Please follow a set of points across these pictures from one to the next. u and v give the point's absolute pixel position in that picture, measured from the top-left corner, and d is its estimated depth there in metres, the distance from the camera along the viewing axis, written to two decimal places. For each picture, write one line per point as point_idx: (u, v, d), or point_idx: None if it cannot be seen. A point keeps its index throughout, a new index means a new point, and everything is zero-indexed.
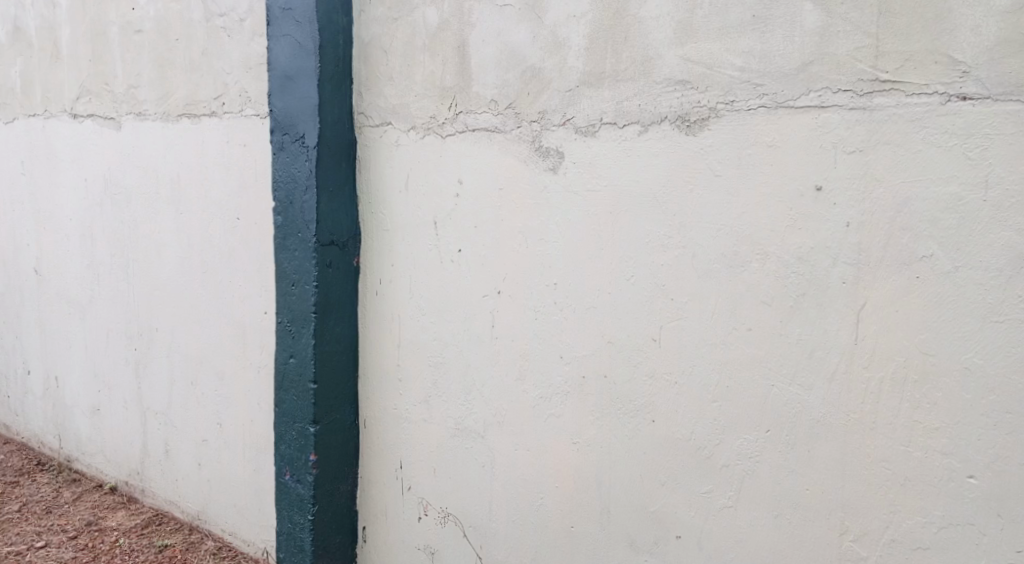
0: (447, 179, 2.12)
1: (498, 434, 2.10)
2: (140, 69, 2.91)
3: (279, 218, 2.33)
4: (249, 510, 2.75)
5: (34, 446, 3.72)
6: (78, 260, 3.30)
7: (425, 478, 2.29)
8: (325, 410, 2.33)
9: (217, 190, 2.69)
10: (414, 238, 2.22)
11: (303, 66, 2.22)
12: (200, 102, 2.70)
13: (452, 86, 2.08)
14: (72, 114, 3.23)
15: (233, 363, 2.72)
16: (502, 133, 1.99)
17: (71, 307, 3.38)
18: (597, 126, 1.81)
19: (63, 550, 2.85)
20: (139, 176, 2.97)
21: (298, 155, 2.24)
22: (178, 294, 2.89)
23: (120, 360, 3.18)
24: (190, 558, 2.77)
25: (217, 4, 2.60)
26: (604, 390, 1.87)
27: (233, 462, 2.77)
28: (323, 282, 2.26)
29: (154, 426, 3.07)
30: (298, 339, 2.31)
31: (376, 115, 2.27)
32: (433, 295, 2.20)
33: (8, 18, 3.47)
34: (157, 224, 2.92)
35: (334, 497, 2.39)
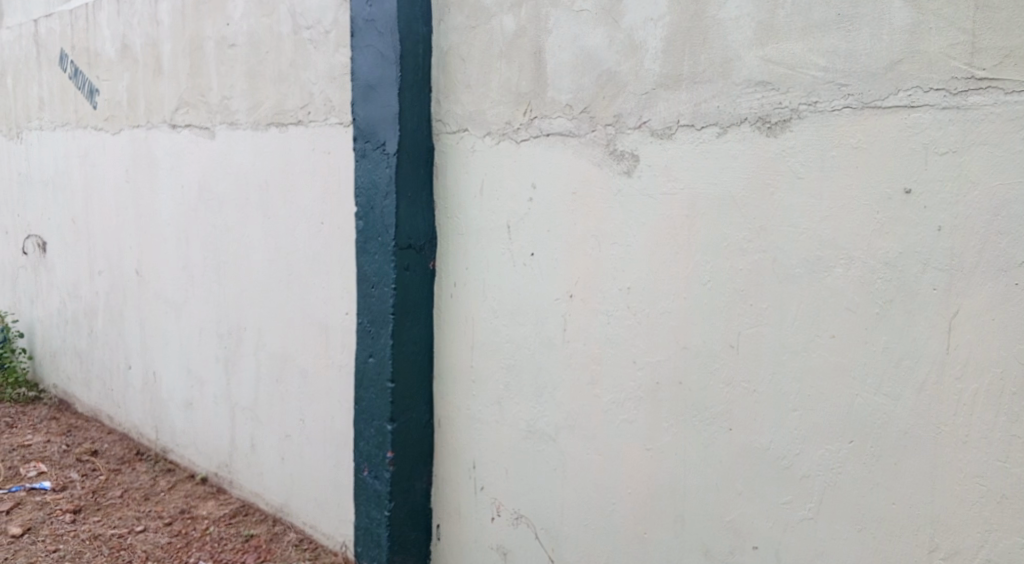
0: (521, 184, 2.15)
1: (570, 438, 2.11)
2: (233, 81, 3.06)
3: (360, 222, 2.40)
4: (329, 505, 2.84)
5: (134, 437, 3.96)
6: (174, 262, 3.50)
7: (498, 480, 2.32)
8: (402, 409, 2.39)
9: (302, 196, 2.80)
10: (488, 242, 2.26)
11: (384, 76, 2.28)
12: (288, 112, 2.82)
13: (528, 92, 2.11)
14: (171, 124, 3.43)
15: (316, 362, 2.82)
16: (577, 138, 2.00)
17: (168, 306, 3.58)
18: (674, 129, 1.79)
19: (159, 535, 3.02)
20: (230, 183, 3.13)
21: (379, 162, 2.31)
22: (265, 295, 3.02)
23: (211, 357, 3.35)
24: (274, 549, 2.88)
25: (304, 17, 2.71)
26: (679, 396, 1.85)
27: (314, 458, 2.88)
28: (401, 284, 2.32)
29: (242, 421, 3.22)
30: (377, 339, 2.38)
31: (453, 122, 2.32)
32: (507, 298, 2.23)
33: (117, 36, 3.72)
34: (247, 229, 3.07)
35: (410, 495, 2.45)
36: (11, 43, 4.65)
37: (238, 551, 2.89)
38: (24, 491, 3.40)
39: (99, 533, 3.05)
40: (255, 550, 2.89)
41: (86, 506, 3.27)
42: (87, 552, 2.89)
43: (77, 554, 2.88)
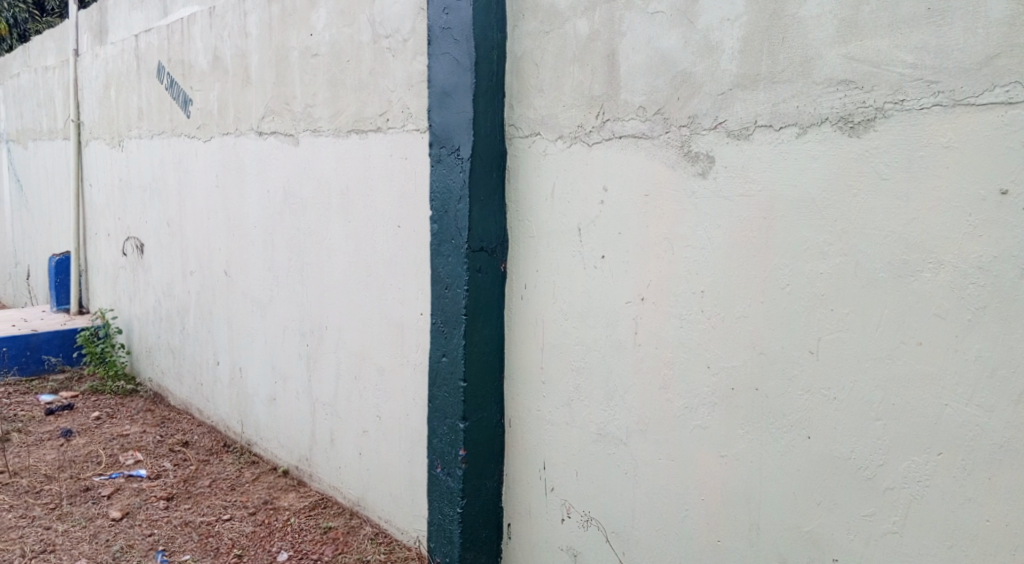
0: (593, 187, 2.15)
1: (641, 442, 2.09)
2: (315, 89, 3.18)
3: (435, 225, 2.45)
4: (403, 501, 2.91)
5: (221, 430, 4.15)
6: (260, 263, 3.66)
7: (568, 482, 2.32)
8: (474, 409, 2.42)
9: (380, 199, 2.88)
10: (559, 244, 2.27)
11: (459, 82, 2.33)
12: (367, 119, 2.91)
13: (601, 94, 2.11)
14: (258, 132, 3.59)
15: (392, 361, 2.90)
16: (650, 139, 1.99)
17: (254, 305, 3.75)
18: (751, 129, 1.76)
19: (245, 524, 3.16)
20: (313, 188, 3.25)
21: (453, 166, 2.36)
22: (344, 295, 3.12)
23: (294, 354, 3.48)
24: (351, 541, 2.97)
25: (383, 26, 2.79)
26: (754, 402, 1.81)
27: (390, 454, 2.95)
28: (473, 286, 2.36)
29: (322, 417, 3.33)
30: (450, 339, 2.42)
31: (526, 126, 2.35)
32: (579, 300, 2.23)
33: (209, 48, 3.91)
34: (328, 232, 3.18)
35: (482, 494, 2.48)
36: (114, 57, 4.96)
37: (318, 542, 2.99)
38: (123, 477, 3.62)
39: (189, 520, 3.21)
40: (333, 542, 2.98)
41: (177, 494, 3.46)
42: (179, 538, 3.05)
43: (170, 539, 3.05)
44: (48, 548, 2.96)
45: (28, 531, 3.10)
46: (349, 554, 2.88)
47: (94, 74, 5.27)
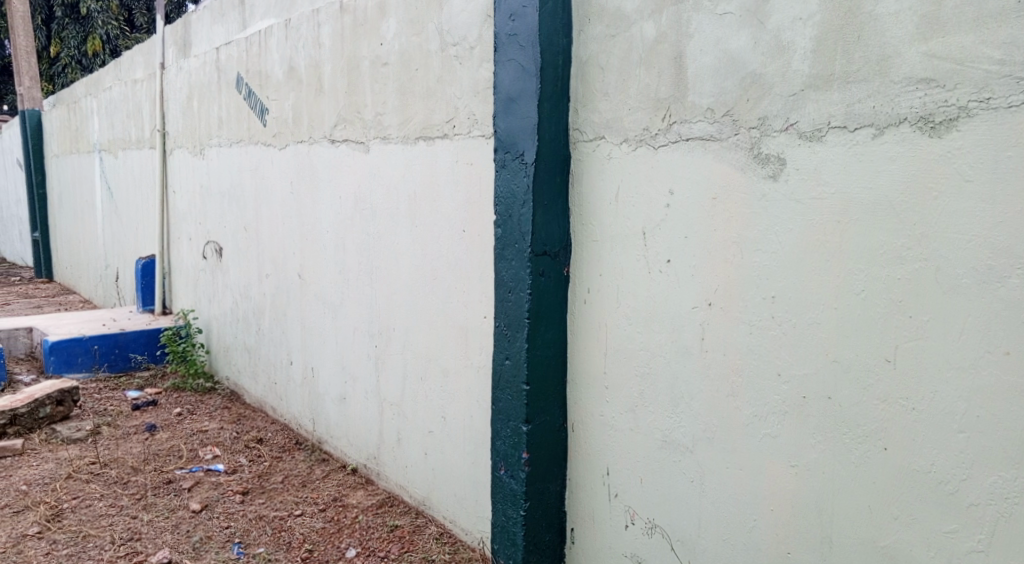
0: (659, 191, 2.14)
1: (708, 449, 2.06)
2: (385, 97, 3.26)
3: (499, 229, 2.48)
4: (467, 502, 2.94)
5: (294, 427, 4.28)
6: (332, 266, 3.76)
7: (633, 488, 2.31)
8: (537, 412, 2.43)
9: (446, 204, 2.93)
10: (624, 248, 2.26)
11: (524, 87, 2.35)
12: (434, 125, 2.96)
13: (667, 96, 2.09)
14: (330, 140, 3.70)
15: (456, 364, 2.93)
16: (718, 142, 1.96)
17: (326, 307, 3.86)
18: (825, 130, 1.71)
19: (315, 519, 3.25)
20: (382, 193, 3.33)
21: (517, 171, 2.38)
22: (411, 298, 3.18)
23: (363, 355, 3.56)
24: (416, 540, 3.02)
25: (451, 34, 2.83)
26: (827, 411, 1.76)
27: (454, 455, 2.99)
28: (536, 290, 2.37)
29: (389, 417, 3.40)
30: (513, 342, 2.44)
31: (590, 130, 2.35)
32: (643, 304, 2.21)
33: (285, 59, 4.06)
34: (396, 236, 3.25)
35: (545, 497, 2.48)
36: (197, 70, 5.19)
37: (385, 540, 3.04)
38: (202, 471, 3.78)
39: (264, 514, 3.32)
40: (399, 540, 3.03)
41: (252, 488, 3.58)
42: (254, 531, 3.16)
43: (245, 532, 3.16)
44: (134, 536, 3.12)
45: (116, 519, 3.27)
46: (414, 553, 2.92)
47: (178, 86, 5.53)
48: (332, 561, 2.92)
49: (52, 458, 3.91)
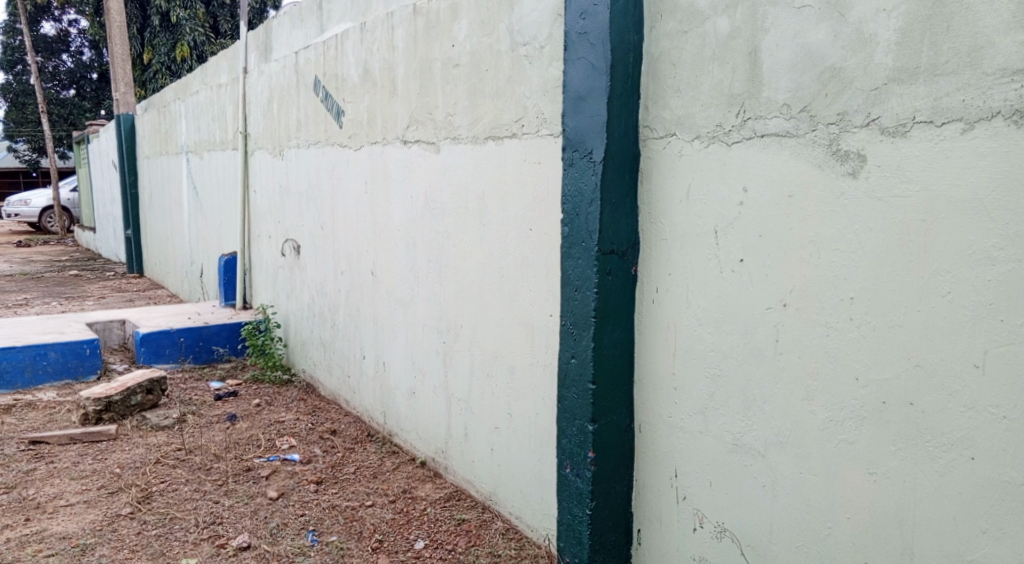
0: (731, 188, 2.10)
1: (781, 454, 2.01)
2: (456, 98, 3.30)
3: (566, 227, 2.47)
4: (533, 498, 2.95)
5: (365, 420, 4.39)
6: (403, 264, 3.84)
7: (701, 491, 2.27)
8: (603, 411, 2.42)
9: (515, 203, 2.95)
10: (694, 247, 2.23)
11: (594, 86, 2.34)
12: (504, 125, 2.98)
13: (741, 93, 2.05)
14: (403, 140, 3.77)
15: (523, 361, 2.95)
16: (795, 138, 1.91)
17: (397, 303, 3.94)
18: (909, 125, 1.65)
19: (385, 510, 3.32)
20: (452, 193, 3.37)
21: (585, 170, 2.37)
22: (479, 296, 3.22)
23: (432, 351, 3.62)
24: (483, 535, 3.05)
25: (521, 34, 2.85)
26: (908, 417, 1.69)
27: (520, 452, 3.01)
28: (603, 288, 2.36)
29: (457, 413, 3.44)
30: (579, 340, 2.43)
31: (661, 127, 2.32)
32: (714, 304, 2.18)
33: (360, 62, 4.16)
34: (465, 234, 3.29)
35: (611, 497, 2.47)
36: (277, 74, 5.38)
37: (452, 533, 3.09)
38: (279, 460, 3.91)
39: (337, 503, 3.42)
40: (466, 534, 3.07)
41: (326, 478, 3.69)
42: (327, 520, 3.26)
43: (319, 521, 3.26)
44: (216, 520, 3.26)
45: (200, 503, 3.42)
46: (481, 547, 2.96)
47: (259, 90, 5.74)
48: (401, 551, 2.98)
49: (142, 443, 4.12)
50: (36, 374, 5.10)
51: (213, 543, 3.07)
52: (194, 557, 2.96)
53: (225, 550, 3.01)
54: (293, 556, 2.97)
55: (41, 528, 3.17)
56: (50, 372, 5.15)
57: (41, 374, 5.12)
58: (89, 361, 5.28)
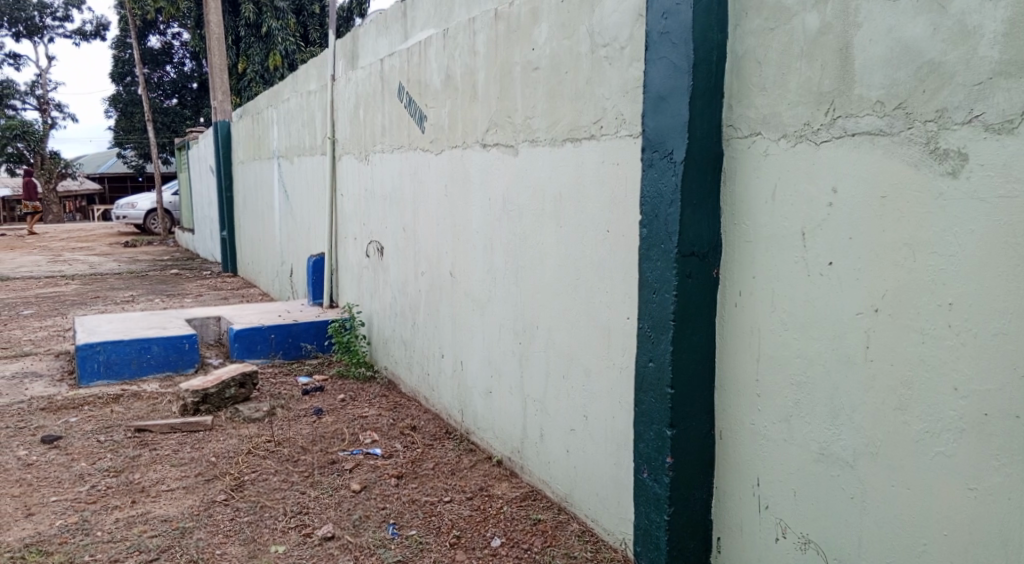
0: (820, 189, 2.03)
1: (871, 465, 1.93)
2: (535, 101, 3.32)
3: (645, 229, 2.45)
4: (610, 501, 2.94)
5: (444, 418, 4.46)
6: (481, 264, 3.89)
7: (785, 501, 2.21)
8: (682, 416, 2.38)
9: (592, 205, 2.94)
10: (780, 249, 2.17)
11: (676, 86, 2.31)
12: (582, 127, 2.98)
13: (831, 90, 1.98)
14: (482, 144, 3.82)
15: (600, 364, 2.94)
16: (888, 136, 1.83)
17: (475, 304, 3.99)
18: (1017, 121, 1.56)
19: (462, 507, 3.37)
20: (530, 195, 3.40)
21: (666, 171, 2.34)
22: (555, 298, 3.23)
23: (509, 351, 3.65)
24: (559, 536, 3.05)
25: (602, 36, 2.84)
26: (1013, 430, 1.60)
27: (597, 455, 2.99)
28: (683, 291, 2.32)
29: (533, 414, 3.46)
30: (658, 344, 2.40)
31: (745, 127, 2.28)
32: (800, 309, 2.12)
33: (442, 67, 4.24)
34: (543, 236, 3.31)
35: (690, 503, 2.43)
36: (363, 81, 5.55)
37: (529, 532, 3.11)
38: (362, 454, 4.03)
39: (416, 498, 3.49)
40: (542, 534, 3.08)
41: (406, 473, 3.77)
42: (407, 514, 3.33)
43: (399, 514, 3.33)
44: (303, 510, 3.39)
45: (288, 493, 3.57)
46: (557, 548, 2.96)
47: (346, 96, 5.93)
48: (478, 548, 3.02)
49: (235, 434, 4.33)
50: (141, 366, 5.42)
51: (300, 531, 3.20)
52: (282, 545, 3.09)
53: (311, 539, 3.13)
54: (374, 547, 3.05)
55: (145, 511, 3.37)
56: (154, 364, 5.48)
57: (146, 366, 5.45)
58: (188, 355, 5.57)
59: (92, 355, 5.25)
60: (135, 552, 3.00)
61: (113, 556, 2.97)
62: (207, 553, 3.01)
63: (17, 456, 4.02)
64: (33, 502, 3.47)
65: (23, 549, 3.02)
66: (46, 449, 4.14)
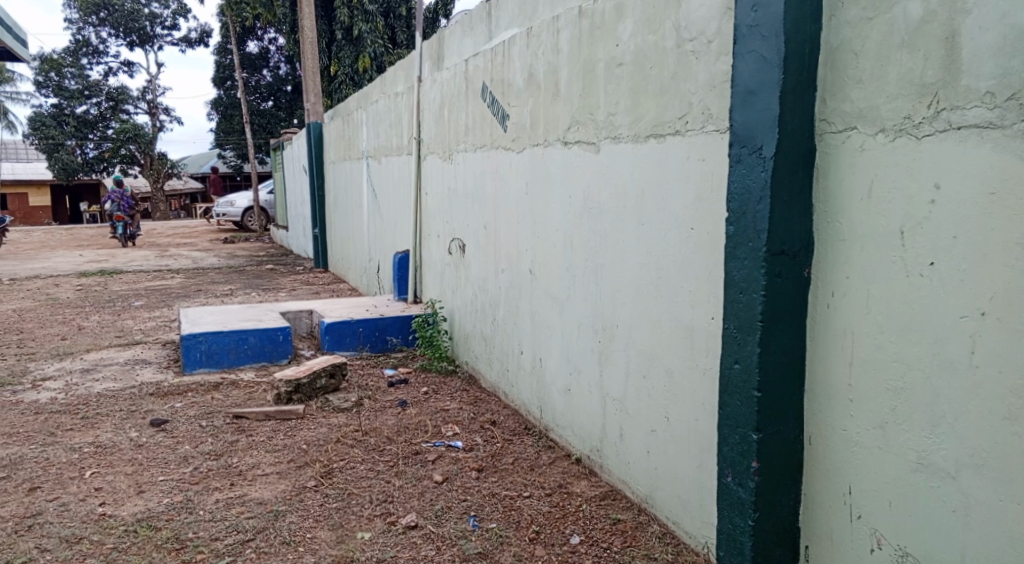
0: (921, 186, 1.94)
1: (976, 477, 1.83)
2: (618, 98, 3.30)
3: (732, 227, 2.39)
4: (691, 505, 2.89)
5: (523, 414, 4.50)
6: (561, 263, 3.90)
7: (879, 512, 2.12)
8: (769, 420, 2.32)
9: (676, 202, 2.90)
10: (876, 248, 2.08)
11: (766, 81, 2.24)
12: (667, 123, 2.94)
13: (935, 81, 1.89)
14: (563, 142, 3.83)
15: (682, 364, 2.90)
16: (999, 129, 1.74)
17: (554, 301, 4.01)
18: None
19: (542, 503, 3.39)
20: (611, 193, 3.38)
21: (755, 167, 2.28)
22: (637, 296, 3.20)
23: (588, 350, 3.65)
24: (639, 536, 3.03)
25: (688, 30, 2.79)
26: None
27: (678, 456, 2.95)
28: (771, 291, 2.26)
29: (612, 413, 3.44)
30: (744, 345, 2.34)
31: (839, 121, 2.19)
32: (897, 311, 2.03)
33: (526, 66, 4.26)
34: (624, 234, 3.28)
35: (777, 509, 2.36)
36: (448, 81, 5.64)
37: (608, 531, 3.10)
38: (444, 446, 4.11)
39: (496, 492, 3.53)
40: (622, 534, 3.07)
41: (486, 466, 3.82)
42: (487, 507, 3.38)
43: (480, 507, 3.38)
44: (387, 499, 3.48)
45: (374, 481, 3.68)
46: (637, 549, 2.95)
47: (432, 96, 6.05)
48: (557, 544, 3.03)
49: (325, 423, 4.50)
50: (239, 356, 5.70)
51: (385, 519, 3.29)
52: (368, 531, 3.19)
53: (395, 528, 3.22)
54: (456, 538, 3.11)
55: (242, 493, 3.55)
56: (250, 355, 5.75)
57: (243, 356, 5.72)
58: (282, 346, 5.83)
59: (195, 345, 5.56)
60: (234, 532, 3.16)
61: (214, 535, 3.14)
62: (298, 536, 3.14)
63: (128, 438, 4.31)
64: (143, 480, 3.71)
65: (136, 524, 3.23)
66: (154, 431, 4.41)
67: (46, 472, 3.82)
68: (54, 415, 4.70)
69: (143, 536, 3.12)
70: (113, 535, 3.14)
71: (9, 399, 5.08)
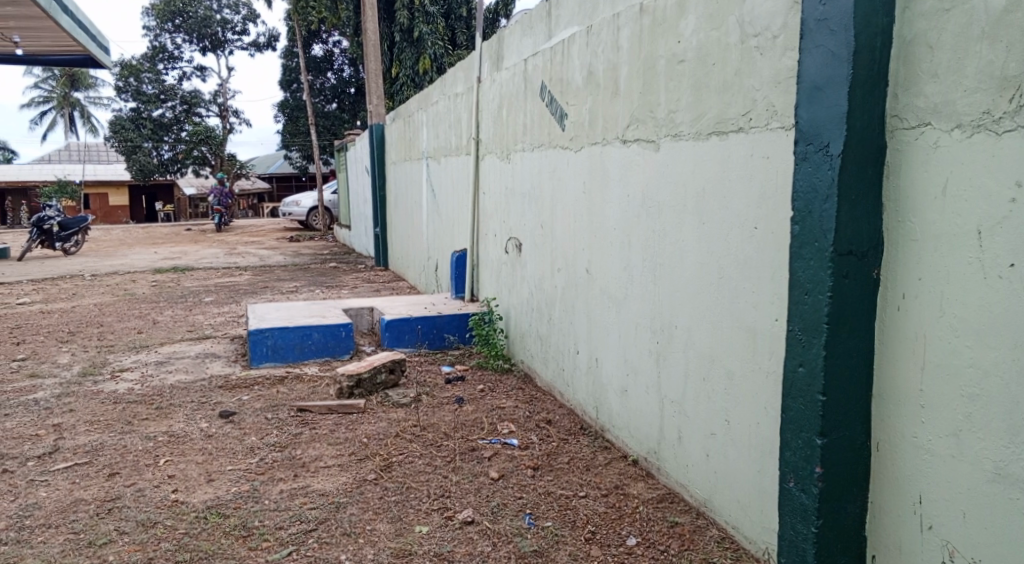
0: (1002, 184, 1.86)
1: None
2: (679, 96, 3.25)
3: (796, 226, 2.32)
4: (752, 509, 2.84)
5: (579, 414, 4.48)
6: (618, 262, 3.88)
7: (952, 523, 2.04)
8: (834, 425, 2.25)
9: (738, 201, 2.84)
10: (951, 249, 2.01)
11: (834, 76, 2.17)
12: (729, 121, 2.89)
13: (1018, 73, 1.81)
14: (622, 141, 3.81)
15: (743, 366, 2.84)
16: None
17: (611, 301, 3.98)
18: None
19: (598, 503, 3.37)
20: (670, 192, 3.35)
21: (821, 164, 2.21)
22: (696, 297, 3.15)
23: (645, 350, 3.62)
24: (697, 540, 2.99)
25: (753, 26, 2.73)
26: None
27: (738, 459, 2.90)
28: (838, 292, 2.19)
29: (670, 415, 3.40)
30: (808, 348, 2.26)
31: (912, 117, 2.11)
32: (973, 314, 1.95)
33: (585, 65, 4.24)
34: (684, 233, 3.24)
35: (841, 517, 2.29)
36: (507, 81, 5.67)
37: (665, 534, 3.06)
38: (500, 444, 4.13)
39: (552, 490, 3.53)
40: (679, 537, 3.03)
41: (542, 465, 3.83)
42: (543, 505, 3.38)
43: (535, 505, 3.39)
44: (445, 493, 3.53)
45: (432, 476, 3.73)
46: (695, 553, 2.91)
47: (491, 96, 6.09)
48: (614, 545, 3.02)
49: (385, 418, 4.58)
50: (303, 351, 5.86)
51: (442, 514, 3.33)
52: (426, 525, 3.23)
53: (453, 522, 3.26)
54: (512, 535, 3.13)
55: (305, 484, 3.65)
56: (314, 350, 5.89)
57: (307, 351, 5.88)
58: (344, 342, 5.96)
59: (261, 340, 5.73)
60: (297, 521, 3.25)
61: (279, 523, 3.24)
62: (359, 527, 3.21)
63: (199, 428, 4.48)
64: (213, 469, 3.85)
65: (206, 511, 3.36)
66: (223, 422, 4.57)
67: (124, 459, 4.00)
68: (131, 405, 4.93)
69: (213, 523, 3.25)
70: (185, 521, 3.27)
71: (90, 388, 5.34)
